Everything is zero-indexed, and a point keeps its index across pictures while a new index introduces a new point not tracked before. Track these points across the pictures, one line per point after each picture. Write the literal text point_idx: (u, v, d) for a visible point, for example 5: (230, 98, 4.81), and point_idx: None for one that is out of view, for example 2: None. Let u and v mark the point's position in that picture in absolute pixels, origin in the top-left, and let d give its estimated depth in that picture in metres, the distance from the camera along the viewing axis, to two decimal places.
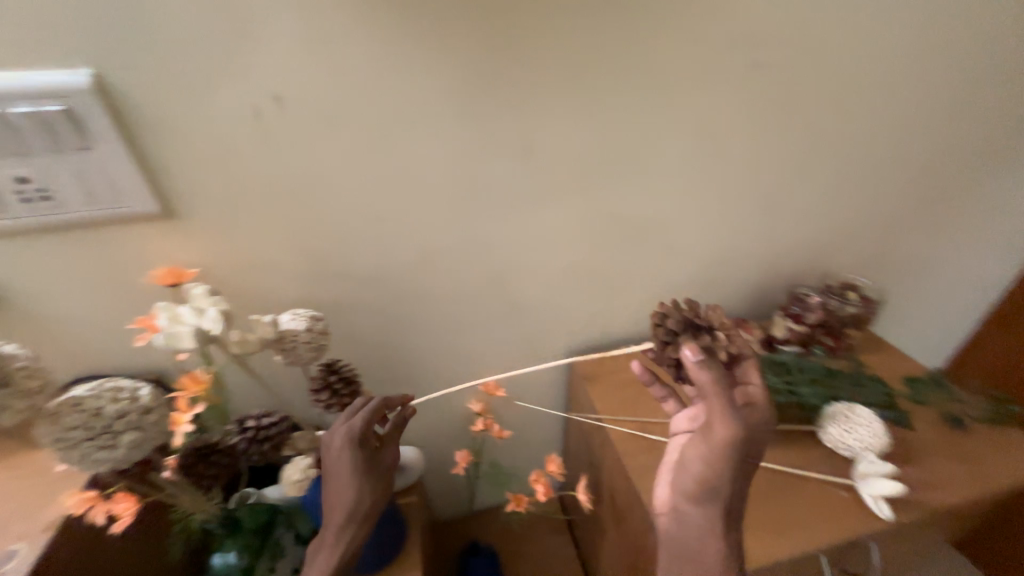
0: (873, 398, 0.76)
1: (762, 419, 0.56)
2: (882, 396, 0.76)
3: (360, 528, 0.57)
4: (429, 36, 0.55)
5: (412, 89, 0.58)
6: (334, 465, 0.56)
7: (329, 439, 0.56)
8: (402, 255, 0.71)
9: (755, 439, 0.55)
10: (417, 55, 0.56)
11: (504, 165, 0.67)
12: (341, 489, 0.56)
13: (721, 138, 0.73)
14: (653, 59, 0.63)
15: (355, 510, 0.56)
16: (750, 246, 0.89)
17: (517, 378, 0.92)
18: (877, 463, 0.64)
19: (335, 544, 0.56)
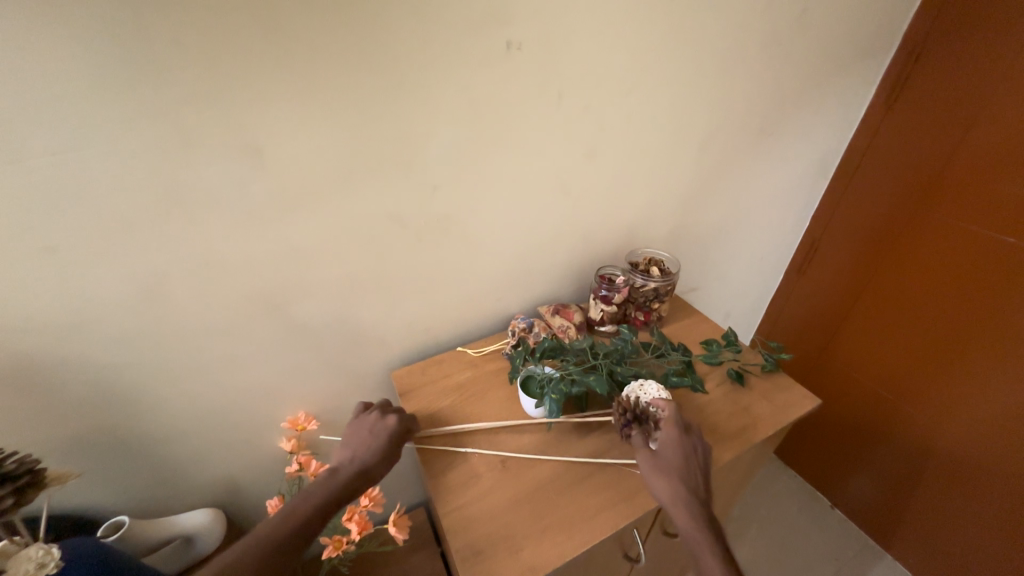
0: (671, 368, 0.79)
1: (684, 446, 0.63)
2: (680, 364, 0.79)
3: (358, 484, 0.59)
4: (60, 14, 0.43)
5: (53, 79, 0.45)
6: (365, 429, 0.66)
7: (363, 416, 0.69)
8: (124, 287, 0.57)
9: (686, 454, 0.62)
10: (43, 39, 0.44)
11: (234, 165, 0.56)
12: (360, 445, 0.64)
13: (493, 126, 0.69)
14: (382, 40, 0.57)
15: (366, 462, 0.62)
16: (559, 232, 0.88)
17: (336, 402, 0.83)
18: None
19: (330, 482, 0.58)
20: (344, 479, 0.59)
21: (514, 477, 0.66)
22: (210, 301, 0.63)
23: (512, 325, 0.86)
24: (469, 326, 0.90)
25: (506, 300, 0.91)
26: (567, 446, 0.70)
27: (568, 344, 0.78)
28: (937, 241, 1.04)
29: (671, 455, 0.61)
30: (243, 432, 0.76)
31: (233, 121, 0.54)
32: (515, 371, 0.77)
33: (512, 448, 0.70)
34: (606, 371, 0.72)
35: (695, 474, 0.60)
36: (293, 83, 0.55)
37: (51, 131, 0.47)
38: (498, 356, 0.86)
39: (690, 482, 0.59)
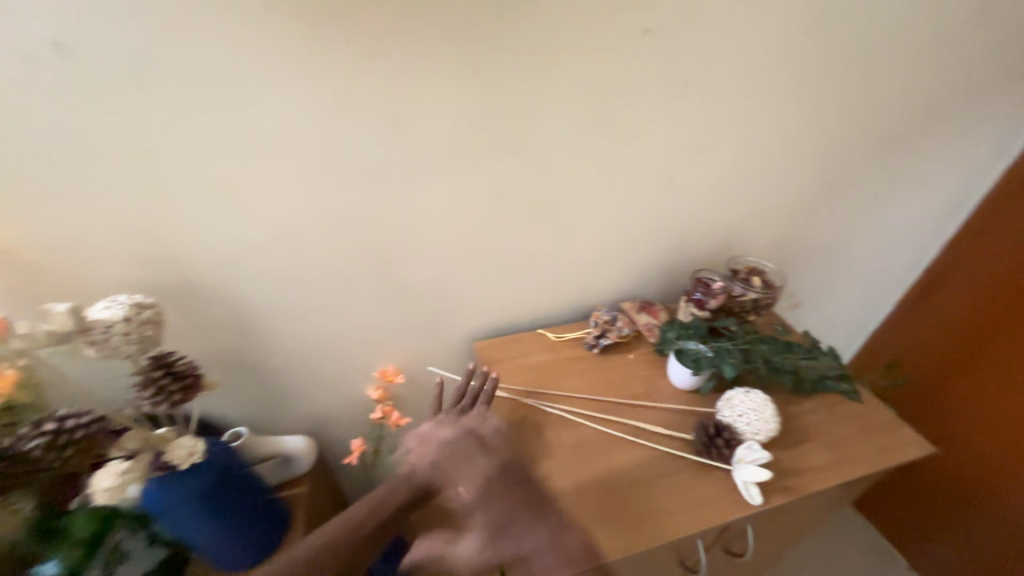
0: (827, 370, 0.78)
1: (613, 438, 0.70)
2: (836, 367, 0.79)
3: (428, 491, 0.57)
4: None
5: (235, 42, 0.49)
6: (439, 431, 0.62)
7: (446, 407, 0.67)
8: (261, 237, 0.63)
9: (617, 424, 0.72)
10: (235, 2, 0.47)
11: (373, 133, 0.59)
12: (444, 443, 0.61)
13: (609, 116, 0.68)
14: (524, 19, 0.56)
15: (437, 469, 0.57)
16: (655, 228, 0.86)
17: (420, 362, 0.88)
18: (753, 450, 0.63)
19: (401, 484, 0.57)
20: (428, 475, 0.57)
21: (588, 464, 0.67)
22: (332, 257, 0.68)
23: (594, 316, 0.86)
24: (550, 310, 0.91)
25: (593, 291, 0.91)
26: (650, 441, 0.70)
27: (724, 328, 0.80)
28: None
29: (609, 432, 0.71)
30: (339, 376, 0.84)
31: (377, 90, 0.56)
32: (665, 343, 0.80)
33: (586, 433, 0.71)
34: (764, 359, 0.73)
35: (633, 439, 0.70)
36: (435, 58, 0.56)
37: (225, 85, 0.51)
38: (578, 344, 0.87)
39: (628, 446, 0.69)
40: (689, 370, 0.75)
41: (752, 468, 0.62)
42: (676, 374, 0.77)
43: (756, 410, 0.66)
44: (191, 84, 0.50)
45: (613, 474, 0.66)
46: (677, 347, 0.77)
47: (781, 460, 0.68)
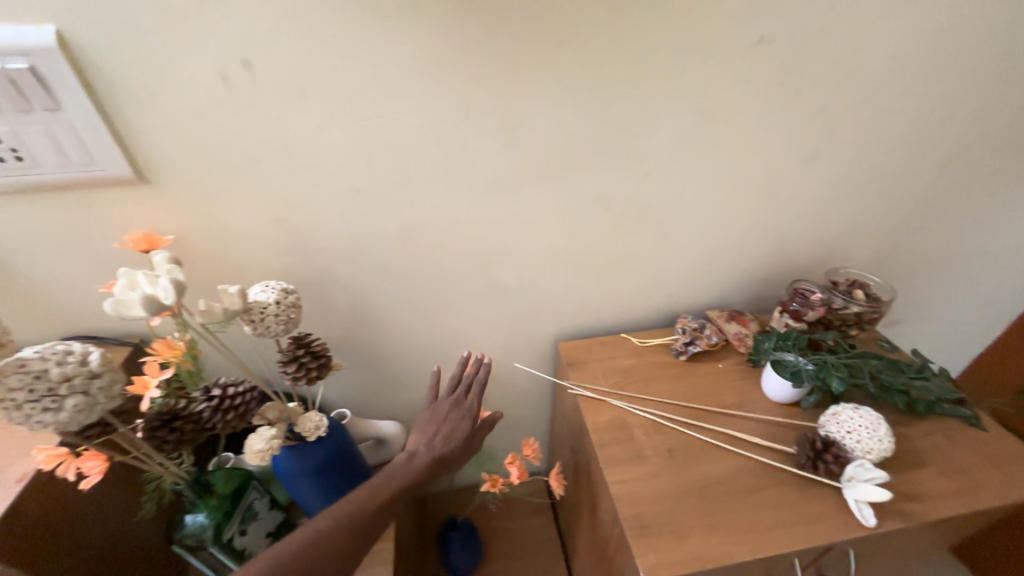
0: (943, 392, 0.73)
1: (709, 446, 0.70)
2: (953, 390, 0.74)
3: (433, 475, 0.62)
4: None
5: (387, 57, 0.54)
6: (438, 418, 0.66)
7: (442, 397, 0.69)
8: (383, 233, 0.69)
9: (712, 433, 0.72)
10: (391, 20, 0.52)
11: (492, 138, 0.63)
12: (435, 435, 0.65)
13: (716, 122, 0.69)
14: (647, 29, 0.58)
15: (443, 454, 0.64)
16: (749, 237, 0.84)
17: (505, 359, 0.91)
18: (866, 468, 0.60)
19: (408, 469, 0.60)
20: (424, 465, 0.61)
21: (683, 469, 0.67)
22: (440, 253, 0.73)
23: (680, 322, 0.86)
24: (635, 314, 0.91)
25: (679, 297, 0.91)
26: (747, 451, 0.69)
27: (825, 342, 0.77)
28: None
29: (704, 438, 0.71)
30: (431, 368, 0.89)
31: (503, 97, 0.59)
32: (759, 353, 0.79)
33: (678, 438, 0.71)
34: (872, 375, 0.70)
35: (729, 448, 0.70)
36: (560, 66, 0.59)
37: (373, 93, 0.56)
38: (663, 350, 0.86)
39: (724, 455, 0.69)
40: (788, 382, 0.73)
41: (867, 487, 0.59)
42: (773, 385, 0.75)
43: (869, 427, 0.63)
44: (345, 92, 0.55)
45: (710, 481, 0.65)
46: (774, 358, 0.75)
47: (893, 484, 0.64)
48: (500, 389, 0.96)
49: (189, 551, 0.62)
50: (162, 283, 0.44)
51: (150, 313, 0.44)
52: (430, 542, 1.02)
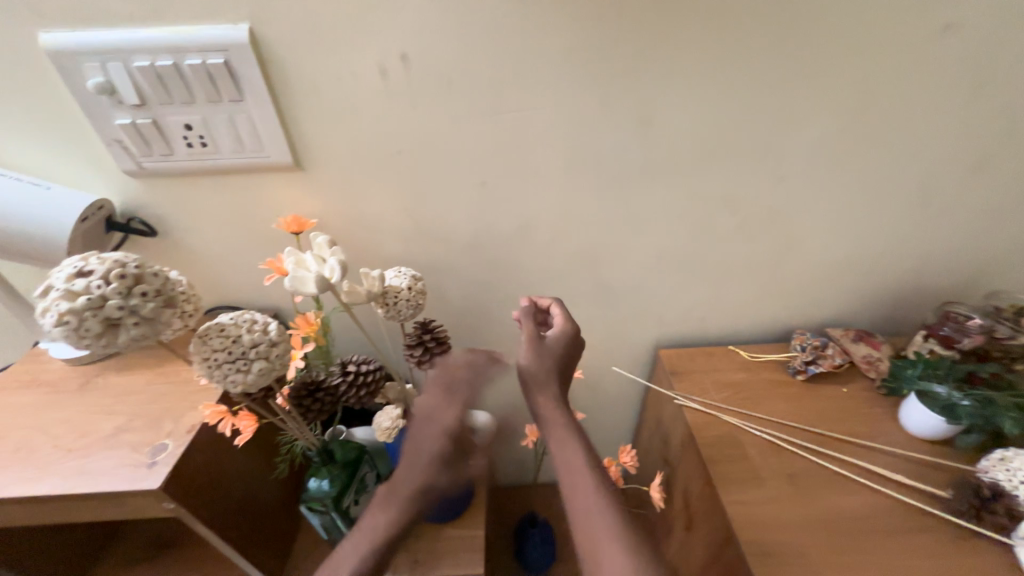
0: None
1: (841, 476, 0.64)
2: None
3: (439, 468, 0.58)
4: None
5: (533, 49, 0.54)
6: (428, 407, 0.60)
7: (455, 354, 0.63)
8: (501, 226, 0.69)
9: (846, 463, 0.65)
10: (544, 12, 0.52)
11: (624, 134, 0.61)
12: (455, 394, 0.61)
13: (872, 123, 0.62)
14: (810, 20, 0.54)
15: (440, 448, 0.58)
16: (890, 250, 0.76)
17: (599, 362, 0.90)
18: None
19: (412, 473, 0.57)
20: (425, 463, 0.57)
21: (808, 498, 0.62)
22: (552, 250, 0.73)
23: (798, 339, 0.79)
24: (743, 327, 0.86)
25: (796, 312, 0.84)
26: (885, 488, 0.62)
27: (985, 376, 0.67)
28: None
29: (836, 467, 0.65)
30: None
31: (644, 92, 0.58)
32: (900, 381, 0.70)
33: (799, 464, 0.66)
34: None
35: (867, 483, 0.63)
36: (709, 60, 0.56)
37: (515, 87, 0.56)
38: (777, 367, 0.80)
39: (861, 490, 0.62)
40: (937, 417, 0.65)
41: None
42: (915, 418, 0.67)
43: None
44: (489, 86, 0.56)
45: (841, 517, 0.59)
46: (921, 389, 0.67)
47: None
48: (590, 391, 0.94)
49: (311, 513, 0.67)
50: (332, 260, 0.48)
51: (320, 290, 0.47)
52: (506, 535, 1.03)
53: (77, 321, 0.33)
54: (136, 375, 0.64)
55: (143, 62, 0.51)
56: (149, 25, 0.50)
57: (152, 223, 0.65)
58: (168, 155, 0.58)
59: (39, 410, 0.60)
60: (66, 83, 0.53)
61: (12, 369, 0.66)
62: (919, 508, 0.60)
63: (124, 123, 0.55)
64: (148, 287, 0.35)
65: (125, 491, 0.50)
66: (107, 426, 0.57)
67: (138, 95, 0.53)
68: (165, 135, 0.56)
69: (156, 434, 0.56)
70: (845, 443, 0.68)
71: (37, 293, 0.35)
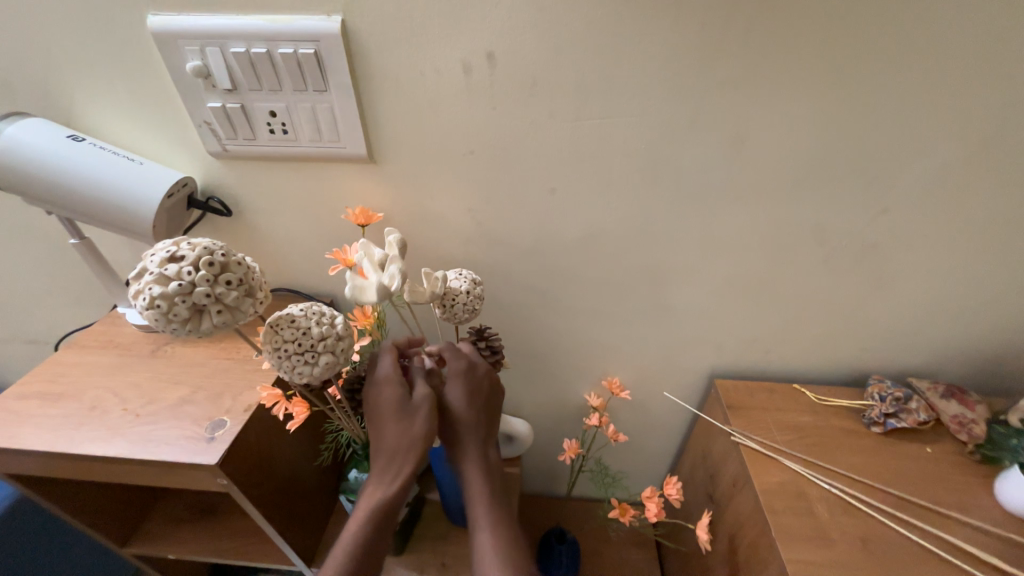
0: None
1: (921, 548, 0.58)
2: None
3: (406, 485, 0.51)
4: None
5: (625, 55, 0.51)
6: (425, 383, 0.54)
7: (383, 365, 0.53)
8: (564, 236, 0.67)
9: (927, 534, 0.59)
10: (642, 16, 0.49)
11: (710, 150, 0.57)
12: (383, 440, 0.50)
13: (1004, 157, 0.55)
14: (946, 38, 0.48)
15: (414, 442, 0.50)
16: (1001, 300, 0.67)
17: (648, 384, 0.85)
18: None
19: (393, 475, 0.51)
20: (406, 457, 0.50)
21: (883, 568, 0.56)
22: (615, 264, 0.69)
23: (875, 387, 0.72)
24: (813, 365, 0.79)
25: (877, 356, 0.76)
26: (974, 569, 0.55)
27: None
28: None
29: (916, 537, 0.58)
30: (570, 376, 0.86)
31: (740, 106, 0.53)
32: None
33: (871, 527, 0.60)
34: None
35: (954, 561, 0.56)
36: (820, 77, 0.51)
37: (599, 94, 0.54)
38: (847, 414, 0.74)
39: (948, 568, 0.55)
40: None
41: None
42: (1015, 494, 0.60)
43: None
44: (575, 92, 0.54)
45: None
46: None
47: None
48: (634, 412, 0.90)
49: (350, 502, 0.69)
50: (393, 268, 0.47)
51: (380, 299, 0.46)
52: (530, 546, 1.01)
53: (168, 305, 0.34)
54: (200, 349, 0.67)
55: (238, 48, 0.52)
56: (248, 13, 0.51)
57: (228, 203, 0.67)
58: (251, 140, 0.60)
59: (113, 371, 0.63)
60: (167, 64, 0.54)
61: (92, 329, 0.70)
62: None
63: (214, 107, 0.56)
64: (233, 276, 0.36)
65: (186, 463, 0.52)
66: (171, 396, 0.60)
67: (230, 80, 0.54)
68: (251, 120, 0.57)
69: (215, 409, 0.58)
70: (928, 511, 0.61)
71: (133, 274, 0.36)
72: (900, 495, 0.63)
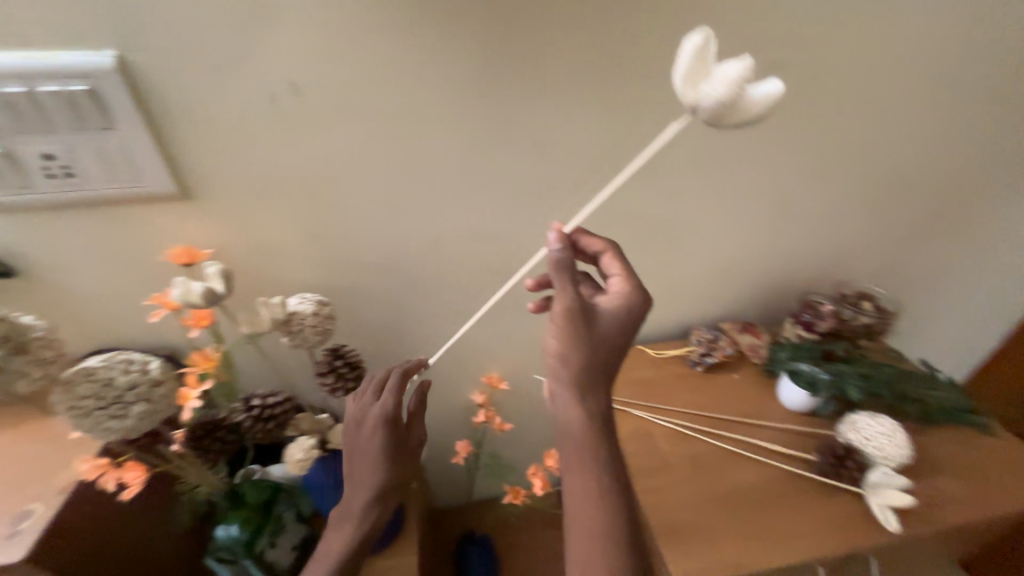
0: (954, 401, 0.75)
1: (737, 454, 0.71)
2: (961, 396, 0.76)
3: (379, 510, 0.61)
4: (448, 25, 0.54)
5: (424, 78, 0.57)
6: (570, 326, 0.49)
7: (352, 411, 0.59)
8: (412, 247, 0.71)
9: (740, 442, 0.73)
10: (431, 44, 0.55)
11: (520, 156, 0.65)
12: (364, 465, 0.59)
13: (733, 142, 0.72)
14: (670, 56, 0.62)
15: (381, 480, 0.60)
16: (763, 250, 0.87)
17: (523, 372, 0.92)
18: (891, 475, 0.62)
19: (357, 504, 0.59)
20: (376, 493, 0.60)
21: (711, 478, 0.68)
22: (465, 266, 0.75)
23: (695, 333, 0.88)
24: (651, 328, 0.93)
25: (694, 310, 0.93)
26: (772, 459, 0.70)
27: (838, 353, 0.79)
28: None
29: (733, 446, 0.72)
30: (451, 380, 0.89)
31: (534, 117, 0.62)
32: (777, 364, 0.80)
33: (701, 448, 0.73)
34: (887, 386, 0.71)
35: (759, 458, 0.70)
36: (590, 89, 0.62)
37: (411, 114, 0.59)
38: (679, 361, 0.88)
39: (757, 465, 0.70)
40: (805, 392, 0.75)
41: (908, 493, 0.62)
42: (790, 394, 0.77)
43: (887, 435, 0.65)
44: (389, 112, 0.58)
45: (737, 490, 0.66)
46: (791, 369, 0.77)
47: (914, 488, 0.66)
48: (517, 401, 0.96)
49: (220, 564, 0.61)
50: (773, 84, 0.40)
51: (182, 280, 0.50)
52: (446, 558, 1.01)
53: None
54: None
55: None
56: None
57: (11, 261, 0.58)
58: (27, 187, 0.53)
59: None
60: None
61: None
62: (797, 471, 0.68)
63: None
64: None
65: None
66: None
67: None
68: (21, 166, 0.51)
69: (20, 500, 0.50)
70: (738, 424, 0.76)
71: None
72: (719, 416, 0.78)
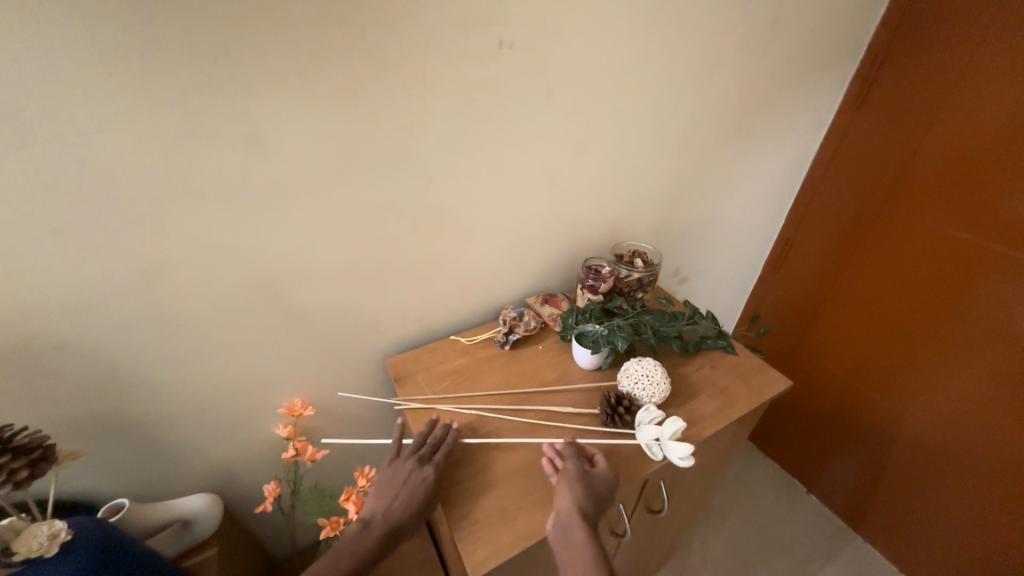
0: (707, 332, 0.88)
1: (535, 424, 0.74)
2: (713, 328, 0.88)
3: (384, 547, 0.58)
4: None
5: (42, 68, 0.45)
6: (574, 481, 0.61)
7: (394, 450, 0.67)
8: (116, 276, 0.57)
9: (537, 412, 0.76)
10: (35, 23, 0.43)
11: (229, 155, 0.56)
12: (403, 496, 0.61)
13: (482, 123, 0.71)
14: (379, 36, 0.57)
15: (396, 522, 0.59)
16: (548, 225, 0.89)
17: (330, 388, 0.84)
18: (651, 411, 0.70)
19: (360, 539, 0.58)
20: (375, 537, 0.58)
21: (509, 453, 0.69)
22: (205, 288, 0.64)
23: (502, 314, 0.90)
24: (461, 315, 0.92)
25: (499, 290, 0.94)
26: (565, 421, 0.74)
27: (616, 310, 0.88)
28: (888, 231, 1.10)
29: (530, 418, 0.75)
30: (239, 418, 0.77)
31: (229, 108, 0.54)
32: (568, 330, 0.86)
33: (502, 426, 0.74)
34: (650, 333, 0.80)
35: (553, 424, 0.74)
36: (292, 74, 0.55)
37: (41, 113, 0.46)
38: (489, 343, 0.89)
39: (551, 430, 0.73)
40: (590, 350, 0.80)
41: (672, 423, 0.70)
42: (580, 355, 0.83)
43: (648, 374, 0.73)
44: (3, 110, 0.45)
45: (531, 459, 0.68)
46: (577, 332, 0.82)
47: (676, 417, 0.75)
48: (333, 420, 0.88)
49: None
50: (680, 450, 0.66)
51: None
52: None
53: None
54: None
55: None
56: None
57: None
58: None
59: None
60: None
61: None
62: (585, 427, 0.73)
63: None
64: None
65: None
66: None
67: None
68: None
69: None
70: (538, 394, 0.79)
71: None
72: (521, 391, 0.80)
